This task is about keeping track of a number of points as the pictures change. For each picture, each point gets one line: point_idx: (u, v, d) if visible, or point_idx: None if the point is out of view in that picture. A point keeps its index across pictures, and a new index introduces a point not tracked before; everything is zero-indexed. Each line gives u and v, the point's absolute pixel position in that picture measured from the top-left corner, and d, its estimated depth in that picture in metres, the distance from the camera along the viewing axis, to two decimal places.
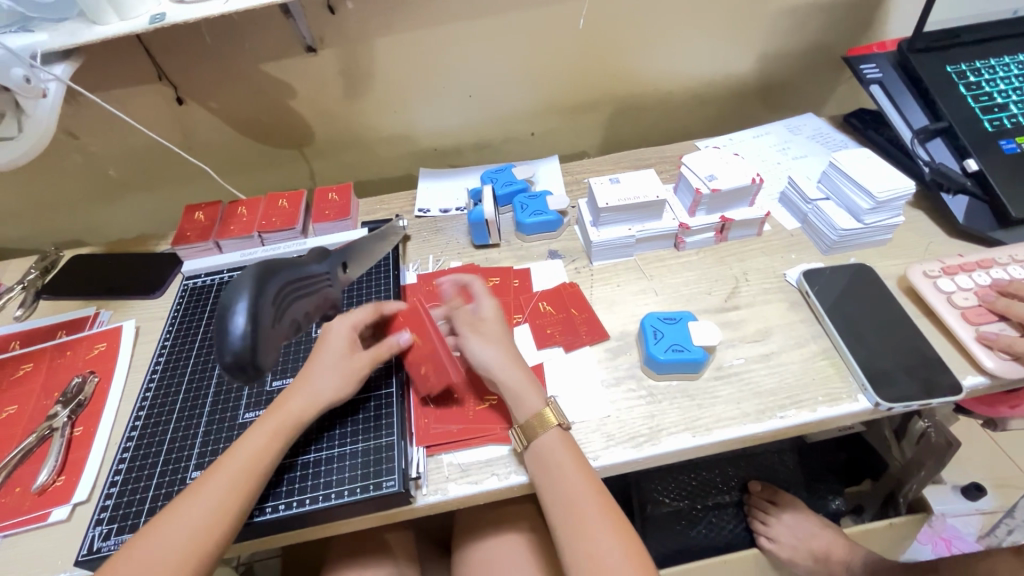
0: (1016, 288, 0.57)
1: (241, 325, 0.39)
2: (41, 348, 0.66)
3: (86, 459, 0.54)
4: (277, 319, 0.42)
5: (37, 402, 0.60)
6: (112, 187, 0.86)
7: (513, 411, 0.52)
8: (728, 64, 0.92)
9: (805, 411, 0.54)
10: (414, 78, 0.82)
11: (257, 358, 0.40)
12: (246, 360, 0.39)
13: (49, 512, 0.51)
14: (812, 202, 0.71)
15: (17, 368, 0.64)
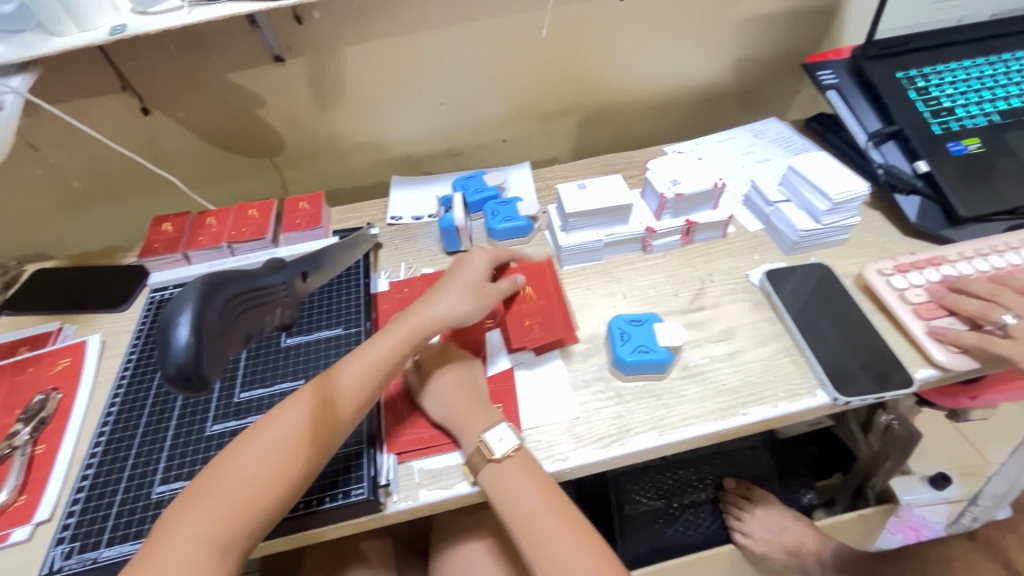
0: (964, 284, 0.60)
1: (186, 335, 0.31)
2: (3, 365, 0.65)
3: (48, 477, 0.53)
4: (230, 331, 0.34)
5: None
6: (77, 198, 0.85)
7: (461, 440, 0.53)
8: (692, 70, 0.94)
9: (767, 407, 0.55)
10: (384, 87, 0.82)
11: (210, 372, 0.32)
12: (194, 375, 0.31)
13: (8, 533, 0.50)
14: (773, 205, 0.73)
15: None
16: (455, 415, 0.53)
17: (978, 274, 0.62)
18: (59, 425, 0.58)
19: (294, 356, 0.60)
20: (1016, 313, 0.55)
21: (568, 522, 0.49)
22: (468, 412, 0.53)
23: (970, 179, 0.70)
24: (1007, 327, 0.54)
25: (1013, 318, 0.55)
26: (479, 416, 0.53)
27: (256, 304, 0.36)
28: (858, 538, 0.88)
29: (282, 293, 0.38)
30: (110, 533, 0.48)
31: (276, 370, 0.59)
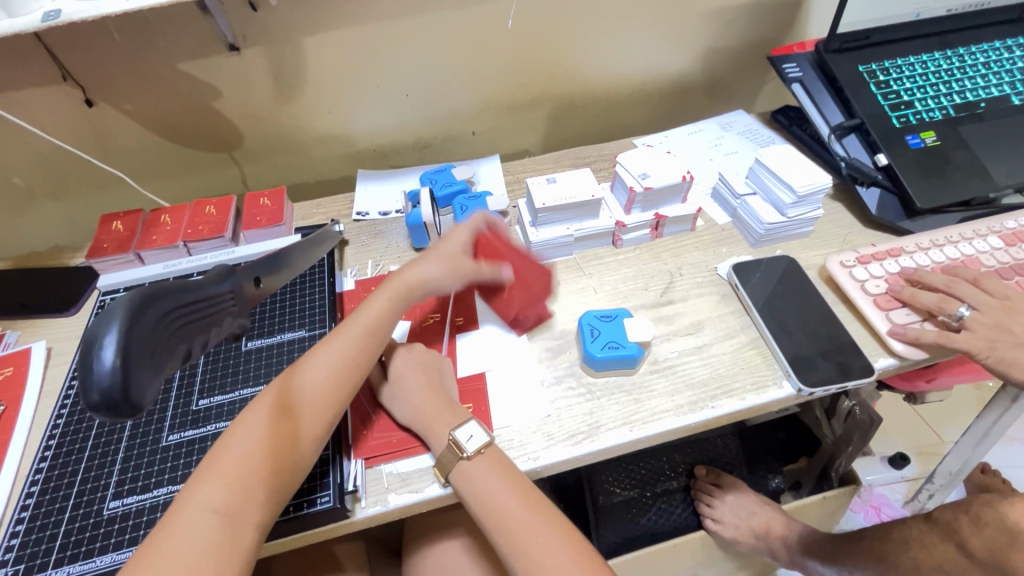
0: (921, 276, 0.61)
1: (112, 357, 0.29)
2: None
3: None
4: (162, 351, 0.32)
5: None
6: (16, 196, 0.80)
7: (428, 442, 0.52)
8: (661, 62, 0.94)
9: (735, 399, 0.56)
10: (347, 78, 0.80)
11: (138, 394, 0.30)
12: (121, 399, 0.29)
13: None
14: (740, 197, 0.73)
15: None
16: (422, 416, 0.52)
17: (933, 265, 0.64)
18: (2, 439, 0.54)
19: (255, 360, 0.58)
20: (970, 304, 0.57)
21: (543, 520, 0.48)
22: (434, 411, 0.52)
23: (927, 171, 0.72)
24: (962, 319, 0.56)
25: (968, 311, 0.57)
26: (450, 413, 0.52)
27: (193, 319, 0.34)
28: (823, 519, 0.91)
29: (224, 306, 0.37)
30: (59, 552, 0.45)
31: (237, 375, 0.57)
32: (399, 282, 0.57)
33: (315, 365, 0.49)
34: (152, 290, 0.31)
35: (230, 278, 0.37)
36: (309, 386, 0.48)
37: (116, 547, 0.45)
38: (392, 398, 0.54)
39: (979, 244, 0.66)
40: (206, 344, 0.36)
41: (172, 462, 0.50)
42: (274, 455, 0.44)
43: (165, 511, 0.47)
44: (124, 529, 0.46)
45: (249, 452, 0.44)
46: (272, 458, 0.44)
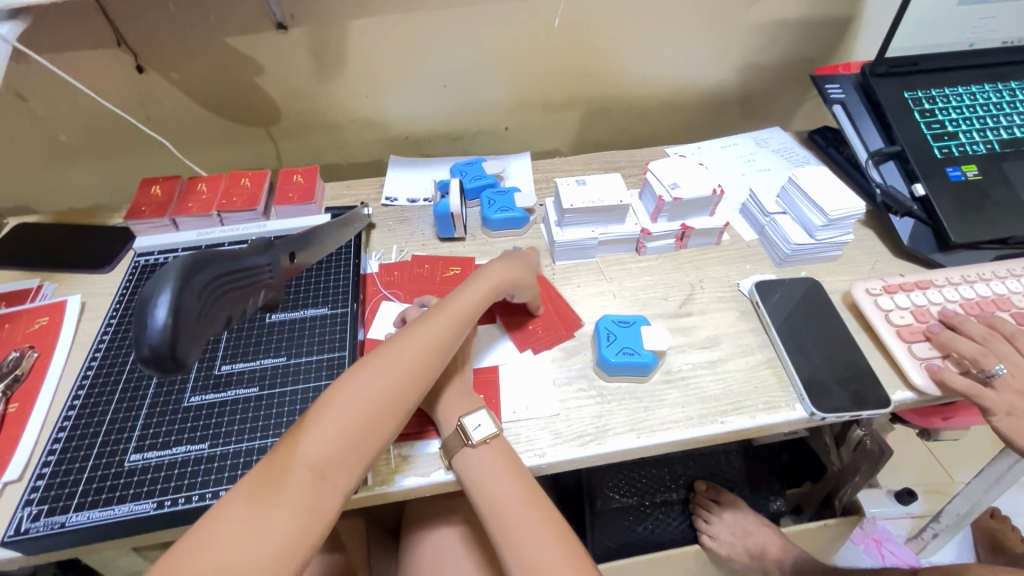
0: (959, 322, 0.59)
1: (165, 313, 0.30)
2: None
3: (20, 437, 0.52)
4: (212, 312, 0.34)
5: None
6: (62, 152, 0.82)
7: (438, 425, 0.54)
8: (700, 72, 0.94)
9: (745, 417, 0.56)
10: (387, 64, 0.81)
11: (185, 353, 0.31)
12: (170, 354, 0.31)
13: None
14: (770, 215, 0.73)
15: None
16: (442, 402, 0.54)
17: (962, 301, 0.63)
18: (33, 385, 0.57)
19: (278, 332, 0.60)
20: (1006, 363, 0.55)
21: (541, 517, 0.49)
22: (451, 395, 0.54)
23: (965, 206, 0.71)
24: (994, 376, 0.55)
25: (1003, 370, 0.55)
26: (463, 401, 0.54)
27: (238, 284, 0.36)
28: (820, 548, 0.90)
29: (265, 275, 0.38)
30: (81, 498, 0.47)
31: (259, 345, 0.58)
32: (487, 279, 0.59)
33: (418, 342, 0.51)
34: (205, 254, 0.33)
35: (269, 251, 0.39)
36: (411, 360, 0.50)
37: (134, 498, 0.47)
38: None
39: (1011, 283, 0.65)
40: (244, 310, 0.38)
41: (193, 422, 0.52)
42: (367, 429, 0.45)
43: (182, 468, 0.49)
44: (142, 481, 0.48)
45: (350, 417, 0.45)
46: (372, 428, 0.46)
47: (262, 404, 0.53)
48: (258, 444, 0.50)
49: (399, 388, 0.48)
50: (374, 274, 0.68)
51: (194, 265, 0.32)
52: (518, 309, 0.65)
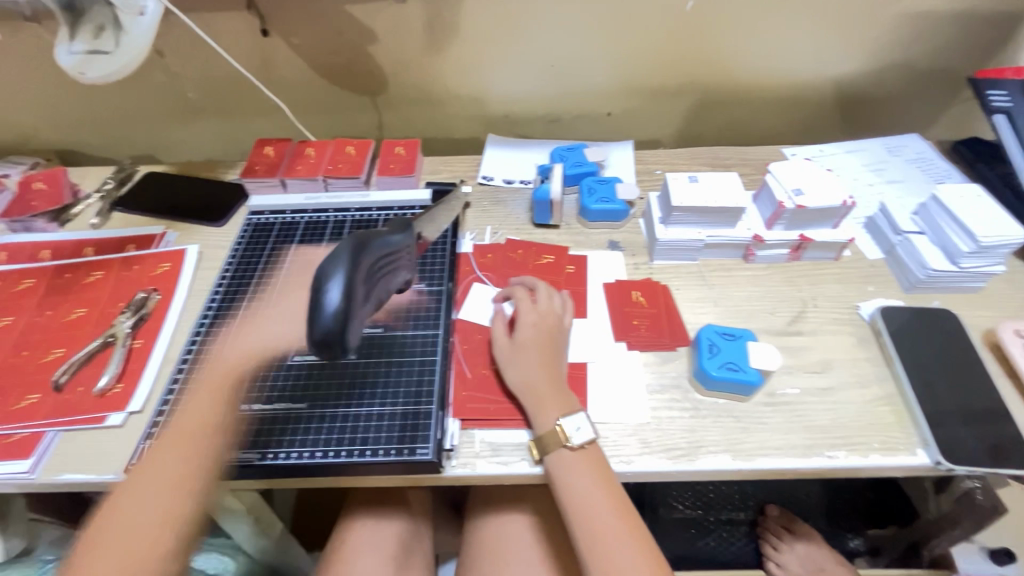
0: None
1: (337, 300, 0.38)
2: (112, 258, 0.69)
3: (144, 371, 0.57)
4: (364, 297, 0.41)
5: (103, 308, 0.63)
6: (188, 108, 0.88)
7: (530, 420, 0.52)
8: (832, 67, 0.85)
9: (857, 454, 0.51)
10: (498, 39, 0.79)
11: (346, 338, 0.39)
12: (336, 338, 0.38)
13: (105, 417, 0.53)
14: (903, 234, 0.65)
15: (88, 274, 0.67)
16: (537, 391, 0.52)
17: None
18: (155, 325, 0.61)
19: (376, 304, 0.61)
20: None
21: (626, 530, 0.47)
22: (547, 391, 0.52)
23: None
24: None
25: None
26: (558, 400, 0.52)
27: (386, 268, 0.44)
28: None
29: (403, 259, 0.45)
30: None
31: None
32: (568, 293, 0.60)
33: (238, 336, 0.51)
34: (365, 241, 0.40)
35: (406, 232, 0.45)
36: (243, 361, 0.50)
37: (240, 446, 0.50)
38: (507, 363, 0.54)
39: None
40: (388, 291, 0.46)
41: (296, 380, 0.54)
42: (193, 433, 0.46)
43: (283, 425, 0.51)
44: (249, 431, 0.51)
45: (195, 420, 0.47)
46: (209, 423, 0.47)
47: (358, 373, 0.55)
48: (356, 410, 0.52)
49: (233, 385, 0.49)
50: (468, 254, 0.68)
51: (354, 252, 0.39)
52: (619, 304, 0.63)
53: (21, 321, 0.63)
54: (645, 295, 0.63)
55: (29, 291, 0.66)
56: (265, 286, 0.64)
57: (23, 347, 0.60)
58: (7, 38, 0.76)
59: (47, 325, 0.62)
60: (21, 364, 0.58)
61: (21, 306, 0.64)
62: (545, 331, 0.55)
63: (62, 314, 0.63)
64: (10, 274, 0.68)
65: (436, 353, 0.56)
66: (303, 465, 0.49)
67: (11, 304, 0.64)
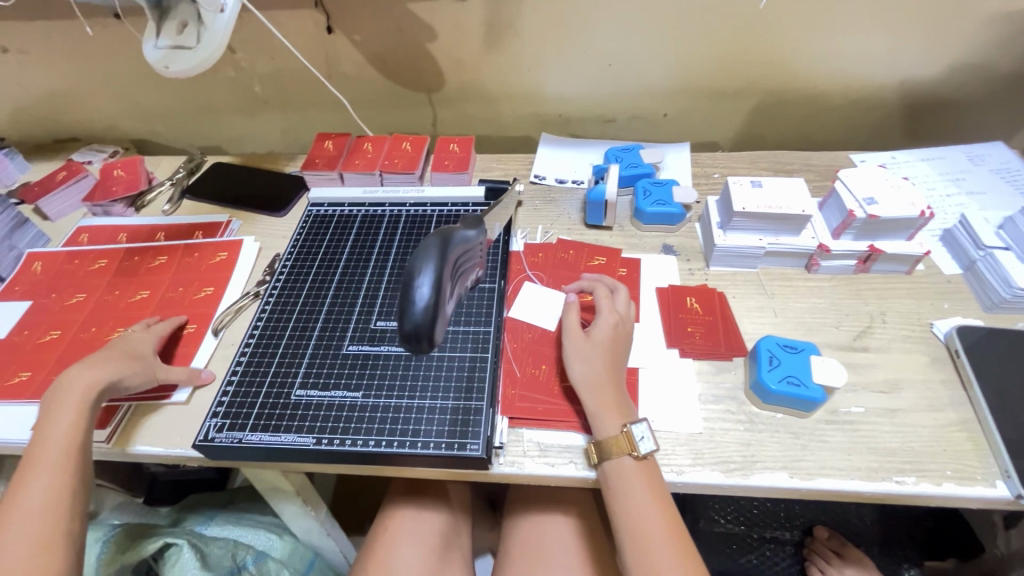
0: None
1: (426, 295, 0.38)
2: (175, 244, 0.73)
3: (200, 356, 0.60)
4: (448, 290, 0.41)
5: (165, 291, 0.67)
6: (254, 102, 0.91)
7: (590, 424, 0.51)
8: (909, 69, 0.80)
9: (928, 482, 0.48)
10: (556, 38, 0.79)
11: (433, 332, 0.39)
12: (425, 332, 0.39)
13: (169, 395, 0.56)
14: (986, 249, 0.61)
15: (153, 259, 0.71)
16: (594, 389, 0.51)
17: None
18: (206, 312, 0.64)
19: None
20: None
21: (677, 544, 0.46)
22: (609, 393, 0.51)
23: None
24: None
25: None
26: (618, 404, 0.51)
27: (467, 263, 0.44)
28: None
29: (479, 254, 0.45)
30: (256, 419, 0.52)
31: None
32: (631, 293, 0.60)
33: (50, 420, 0.49)
34: (451, 236, 0.40)
35: (480, 227, 0.43)
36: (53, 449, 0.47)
37: (297, 430, 0.52)
38: (568, 362, 0.54)
39: None
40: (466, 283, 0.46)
41: (352, 368, 0.56)
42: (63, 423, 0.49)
43: (339, 411, 0.53)
44: (306, 416, 0.53)
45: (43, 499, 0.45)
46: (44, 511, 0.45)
47: (411, 365, 0.56)
48: (409, 401, 0.53)
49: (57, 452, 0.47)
50: (520, 253, 0.68)
51: (445, 246, 0.40)
52: (675, 307, 0.61)
53: (92, 299, 0.67)
54: (703, 304, 0.62)
55: (102, 271, 0.70)
56: (322, 276, 0.66)
57: (92, 324, 0.64)
58: (96, 33, 0.81)
59: (114, 306, 0.66)
60: (92, 339, 0.62)
61: (93, 285, 0.68)
62: (618, 334, 0.55)
63: (128, 295, 0.66)
64: (86, 254, 0.72)
65: (487, 350, 0.57)
66: (357, 451, 0.50)
67: (84, 285, 0.68)
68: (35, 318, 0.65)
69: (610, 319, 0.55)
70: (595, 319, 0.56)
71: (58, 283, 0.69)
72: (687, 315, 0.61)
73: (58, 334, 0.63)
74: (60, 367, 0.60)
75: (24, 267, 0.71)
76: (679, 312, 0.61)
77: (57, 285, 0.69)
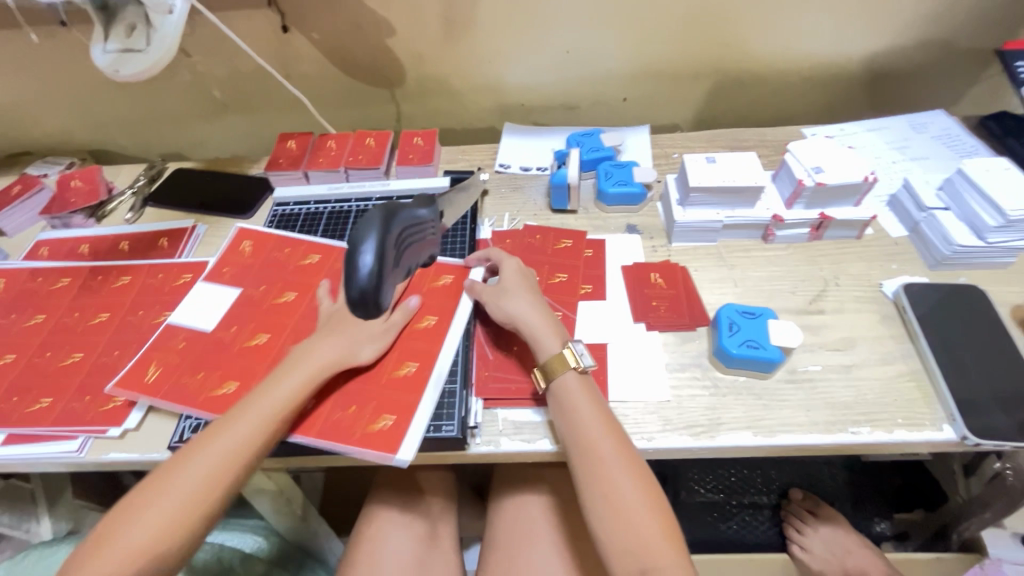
0: None
1: (371, 263, 0.40)
2: (139, 265, 0.70)
3: None
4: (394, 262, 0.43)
5: (125, 314, 0.65)
6: (214, 105, 0.90)
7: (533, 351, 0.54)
8: (853, 44, 0.83)
9: (881, 430, 0.51)
10: (512, 27, 0.79)
11: (380, 297, 0.41)
12: (371, 297, 0.40)
13: (105, 429, 0.55)
14: (927, 211, 0.64)
15: (116, 279, 0.69)
16: (530, 326, 0.55)
17: None
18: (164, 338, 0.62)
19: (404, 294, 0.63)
20: None
21: (649, 504, 0.46)
22: (546, 323, 0.55)
23: None
24: None
25: None
26: (556, 328, 0.55)
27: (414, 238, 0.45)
28: None
29: (432, 233, 0.48)
30: None
31: None
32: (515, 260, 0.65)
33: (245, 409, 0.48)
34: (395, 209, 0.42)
35: (433, 207, 0.47)
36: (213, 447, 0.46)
37: None
38: (497, 312, 0.57)
39: None
40: (417, 260, 0.48)
41: None
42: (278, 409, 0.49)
43: None
44: None
45: (174, 495, 0.44)
46: (197, 508, 0.44)
47: None
48: (382, 390, 0.54)
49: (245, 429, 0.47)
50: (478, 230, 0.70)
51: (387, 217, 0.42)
52: (639, 283, 0.63)
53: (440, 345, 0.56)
54: (667, 279, 0.64)
55: (292, 305, 0.62)
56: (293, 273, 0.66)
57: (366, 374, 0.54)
58: (42, 41, 0.79)
59: (73, 329, 0.64)
60: (227, 343, 0.59)
61: (285, 324, 0.60)
62: (523, 274, 0.60)
63: (89, 316, 0.65)
64: (50, 272, 0.70)
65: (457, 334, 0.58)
66: (337, 441, 0.51)
67: (275, 282, 0.65)
68: (238, 312, 0.62)
69: (513, 264, 0.60)
70: (499, 271, 0.60)
71: (264, 274, 0.66)
72: (651, 291, 0.62)
73: (13, 357, 0.62)
74: (190, 372, 0.56)
75: (233, 244, 0.69)
76: (645, 287, 0.63)
77: (17, 305, 0.67)
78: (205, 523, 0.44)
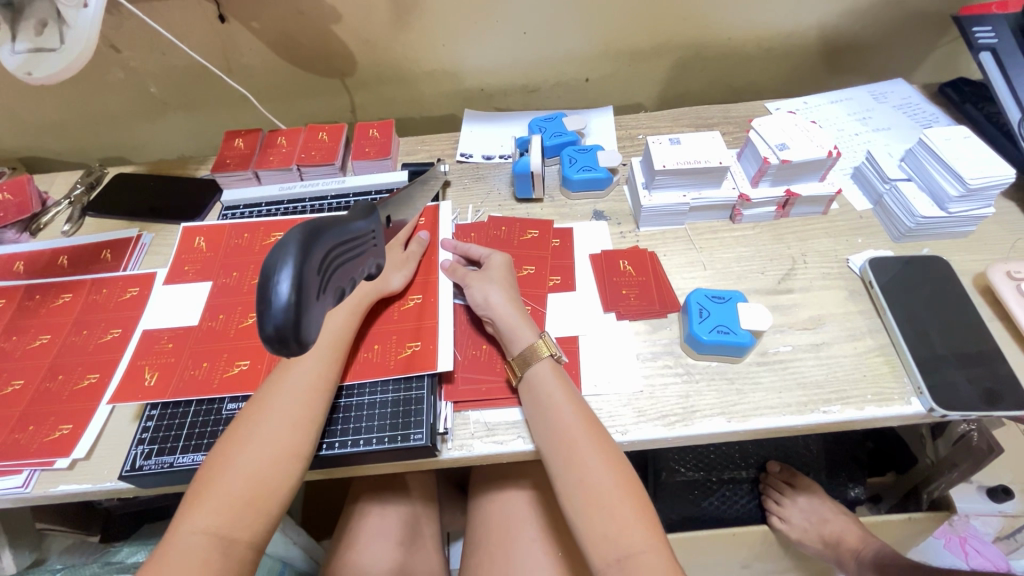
0: None
1: (287, 291, 0.32)
2: (80, 280, 0.66)
3: (93, 411, 0.55)
4: (322, 286, 0.35)
5: (68, 335, 0.61)
6: (152, 103, 0.85)
7: (506, 345, 0.53)
8: (813, 13, 0.82)
9: (851, 408, 0.51)
10: (466, 9, 0.76)
11: (306, 332, 0.33)
12: (293, 333, 0.32)
13: (52, 460, 0.51)
14: (890, 182, 0.64)
15: (56, 297, 0.64)
16: (506, 320, 0.53)
17: None
18: (111, 359, 0.58)
19: None
20: None
21: (625, 491, 0.45)
22: (518, 318, 0.53)
23: None
24: None
25: None
26: (530, 322, 0.54)
27: (344, 255, 0.38)
28: (900, 539, 0.81)
29: (369, 245, 0.41)
30: (186, 441, 0.51)
31: None
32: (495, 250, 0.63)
33: (284, 389, 0.48)
34: (319, 225, 0.35)
35: (371, 217, 0.41)
36: (265, 428, 0.46)
37: None
38: (474, 304, 0.56)
39: None
40: (353, 280, 0.40)
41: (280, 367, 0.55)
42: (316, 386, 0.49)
43: None
44: None
45: (241, 472, 0.44)
46: (268, 481, 0.44)
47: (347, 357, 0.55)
48: (348, 400, 0.52)
49: (291, 409, 0.47)
50: (437, 207, 0.68)
51: (309, 236, 0.34)
52: (609, 269, 0.62)
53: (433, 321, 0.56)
54: (637, 266, 0.62)
55: None
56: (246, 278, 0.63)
57: (372, 341, 0.55)
58: None
59: (10, 355, 0.60)
60: (221, 329, 0.58)
61: None
62: (506, 265, 0.58)
63: (28, 339, 0.61)
64: None
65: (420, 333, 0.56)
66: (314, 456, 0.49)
67: (247, 265, 0.63)
68: (219, 303, 0.60)
69: (501, 257, 0.59)
70: (484, 262, 0.59)
71: (232, 261, 0.64)
72: (622, 278, 0.61)
73: None
74: (193, 364, 0.56)
75: (185, 244, 0.66)
76: (615, 274, 0.62)
77: None
78: (274, 499, 0.44)
